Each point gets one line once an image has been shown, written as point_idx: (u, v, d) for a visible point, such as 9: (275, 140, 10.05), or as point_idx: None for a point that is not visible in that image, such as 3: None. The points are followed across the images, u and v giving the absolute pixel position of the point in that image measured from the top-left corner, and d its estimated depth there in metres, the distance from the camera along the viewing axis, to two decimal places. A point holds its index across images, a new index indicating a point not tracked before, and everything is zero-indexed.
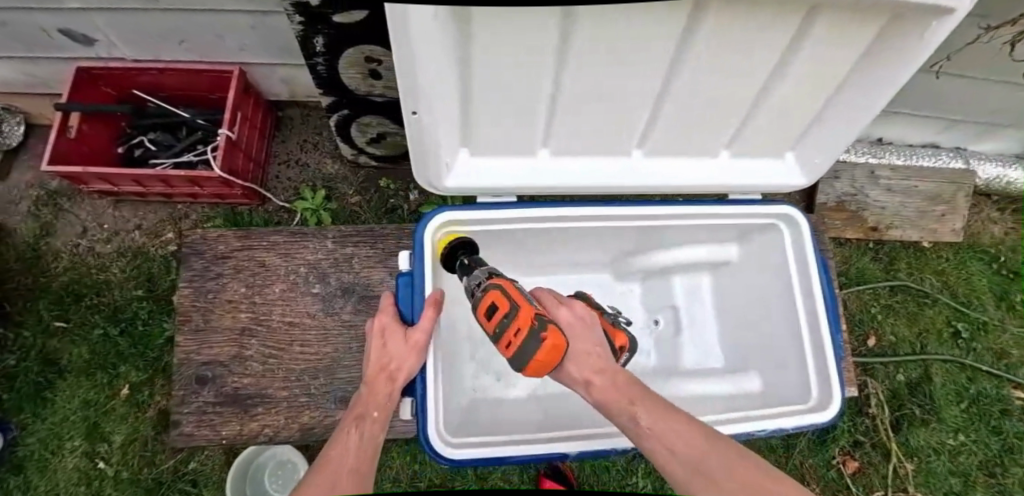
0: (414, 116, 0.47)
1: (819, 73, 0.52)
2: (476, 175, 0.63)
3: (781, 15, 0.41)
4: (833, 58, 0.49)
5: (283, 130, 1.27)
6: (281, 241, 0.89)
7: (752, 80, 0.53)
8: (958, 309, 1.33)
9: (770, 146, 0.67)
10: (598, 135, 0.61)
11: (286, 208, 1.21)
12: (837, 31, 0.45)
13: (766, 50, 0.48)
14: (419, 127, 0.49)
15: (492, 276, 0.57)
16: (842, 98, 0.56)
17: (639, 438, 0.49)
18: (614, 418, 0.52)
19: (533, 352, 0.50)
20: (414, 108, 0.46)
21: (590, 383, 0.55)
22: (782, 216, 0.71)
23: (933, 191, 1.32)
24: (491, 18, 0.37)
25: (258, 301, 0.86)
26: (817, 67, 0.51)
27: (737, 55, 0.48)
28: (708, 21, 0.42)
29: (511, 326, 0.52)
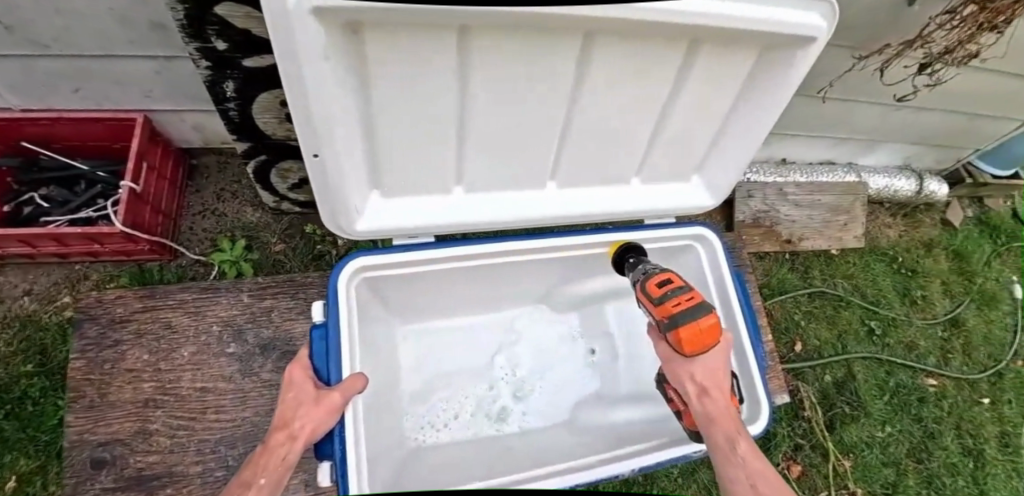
0: (315, 158, 0.45)
1: (711, 99, 0.57)
2: (390, 216, 0.60)
3: (659, 44, 0.47)
4: (717, 81, 0.55)
5: (196, 180, 1.20)
6: (190, 298, 0.82)
7: (654, 104, 0.56)
8: (869, 308, 1.45)
9: (677, 171, 0.70)
10: (518, 169, 0.61)
11: (201, 262, 1.13)
12: (716, 54, 0.50)
13: (663, 74, 0.52)
14: (322, 172, 0.47)
15: (663, 267, 0.62)
16: (735, 121, 0.62)
17: (727, 456, 0.50)
18: (713, 430, 0.53)
19: (688, 323, 0.55)
20: (315, 150, 0.44)
21: (702, 396, 0.56)
22: (697, 236, 0.75)
23: (833, 202, 1.46)
24: (383, 42, 0.37)
25: (164, 368, 0.78)
26: (709, 93, 0.56)
27: (638, 83, 0.52)
28: (596, 51, 0.45)
29: (676, 298, 0.57)
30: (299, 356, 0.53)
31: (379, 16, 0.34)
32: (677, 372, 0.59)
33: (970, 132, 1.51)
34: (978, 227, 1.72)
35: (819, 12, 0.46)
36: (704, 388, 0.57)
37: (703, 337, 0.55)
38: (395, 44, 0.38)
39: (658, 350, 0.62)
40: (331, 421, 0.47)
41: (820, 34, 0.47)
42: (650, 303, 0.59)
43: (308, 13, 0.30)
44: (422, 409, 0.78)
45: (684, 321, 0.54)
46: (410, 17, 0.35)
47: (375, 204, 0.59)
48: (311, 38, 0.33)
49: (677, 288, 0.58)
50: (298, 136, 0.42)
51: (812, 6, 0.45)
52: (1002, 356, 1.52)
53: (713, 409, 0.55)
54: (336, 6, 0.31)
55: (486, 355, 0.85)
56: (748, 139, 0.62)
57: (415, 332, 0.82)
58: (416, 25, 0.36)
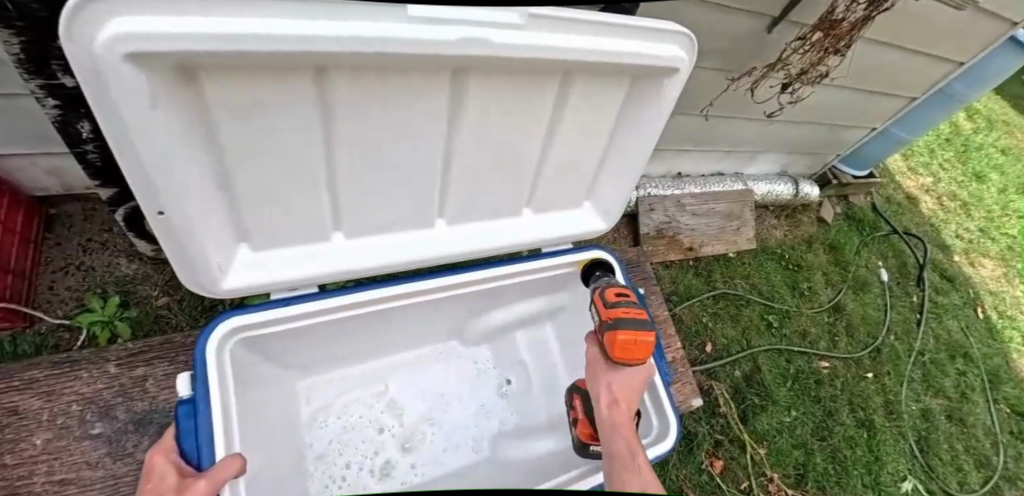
0: (161, 215, 0.42)
1: (591, 129, 0.61)
2: (263, 271, 0.57)
3: (536, 76, 0.50)
4: (595, 110, 0.58)
5: (57, 230, 1.05)
6: (42, 376, 0.71)
7: (534, 138, 0.59)
8: (766, 304, 1.60)
9: (568, 199, 0.73)
10: (406, 207, 0.60)
11: (67, 325, 0.98)
12: (587, 85, 0.54)
13: (534, 110, 0.54)
14: (171, 228, 0.44)
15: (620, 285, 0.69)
16: (616, 148, 0.66)
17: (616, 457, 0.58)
18: (610, 438, 0.60)
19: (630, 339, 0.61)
20: (159, 207, 0.41)
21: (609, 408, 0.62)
22: (595, 258, 0.78)
23: (725, 210, 1.61)
24: (223, 81, 0.36)
25: (10, 463, 0.66)
26: (587, 123, 0.60)
27: (515, 117, 0.54)
28: (469, 87, 0.47)
29: (626, 308, 0.64)
30: (161, 441, 0.48)
31: (211, 59, 0.33)
32: (606, 383, 0.64)
33: (827, 141, 1.75)
34: (847, 221, 1.99)
35: (679, 44, 0.52)
36: (615, 401, 0.62)
37: (638, 348, 0.61)
38: (240, 88, 0.37)
39: (589, 352, 0.68)
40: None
41: (679, 62, 0.53)
42: (605, 305, 0.65)
43: (122, 60, 0.28)
44: (319, 467, 0.73)
45: (627, 326, 0.61)
46: (248, 59, 0.34)
47: (243, 258, 0.55)
48: (131, 89, 0.31)
49: (630, 303, 0.66)
50: (135, 193, 0.39)
51: (673, 38, 0.52)
52: (878, 333, 1.75)
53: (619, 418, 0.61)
54: (156, 53, 0.29)
55: (371, 407, 0.80)
56: (632, 162, 0.67)
57: (315, 385, 0.77)
58: (258, 65, 0.35)
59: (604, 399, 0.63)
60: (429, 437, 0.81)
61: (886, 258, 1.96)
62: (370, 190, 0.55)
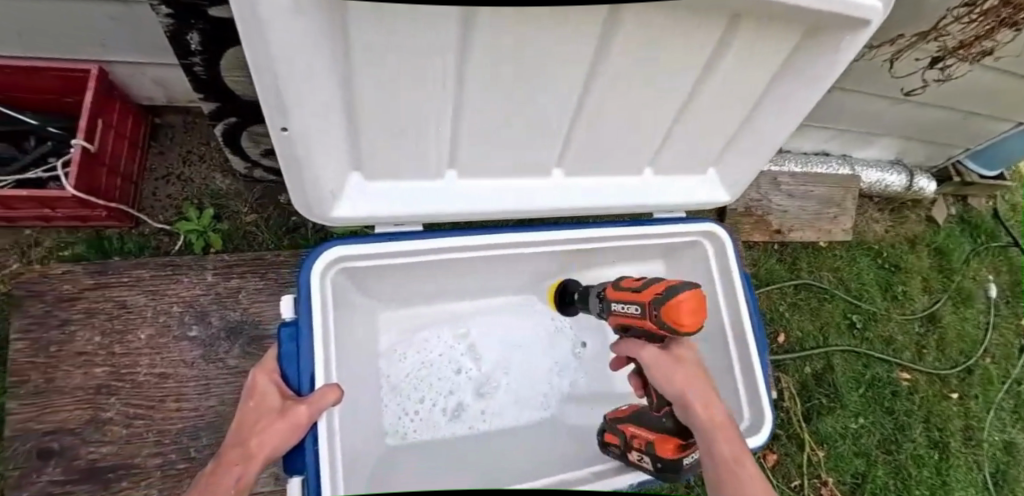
0: (284, 133, 0.39)
1: (742, 87, 0.52)
2: (371, 201, 0.55)
3: (709, 23, 0.41)
4: (755, 66, 0.49)
5: (161, 140, 1.09)
6: (147, 276, 0.75)
7: (677, 92, 0.51)
8: (852, 302, 1.45)
9: (695, 163, 0.67)
10: (521, 151, 0.56)
11: (167, 231, 1.04)
12: (760, 35, 0.44)
13: (685, 63, 0.46)
14: (291, 147, 0.41)
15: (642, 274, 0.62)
16: (761, 112, 0.57)
17: (722, 438, 0.51)
18: (699, 418, 0.53)
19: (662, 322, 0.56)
20: (284, 124, 0.38)
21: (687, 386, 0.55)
22: (705, 233, 0.72)
23: (824, 194, 1.43)
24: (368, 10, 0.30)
25: (119, 352, 0.72)
26: (739, 81, 0.51)
27: (662, 70, 0.47)
28: (627, 28, 0.39)
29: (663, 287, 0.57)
30: (266, 359, 0.51)
31: None
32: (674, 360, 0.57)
33: (964, 129, 1.50)
34: (961, 225, 1.74)
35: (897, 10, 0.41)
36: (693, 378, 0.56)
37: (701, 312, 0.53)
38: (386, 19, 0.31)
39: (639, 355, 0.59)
40: (285, 448, 0.44)
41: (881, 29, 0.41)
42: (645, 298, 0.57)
43: None
44: (392, 399, 0.74)
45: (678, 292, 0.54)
46: None
47: (355, 187, 0.54)
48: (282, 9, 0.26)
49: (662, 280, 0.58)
50: (264, 109, 0.36)
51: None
52: (973, 353, 1.56)
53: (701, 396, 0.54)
54: None
55: (452, 348, 0.79)
56: (774, 131, 0.58)
57: (392, 319, 0.76)
58: None
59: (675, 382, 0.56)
60: (501, 384, 0.80)
61: (999, 272, 1.72)
62: (488, 129, 0.51)
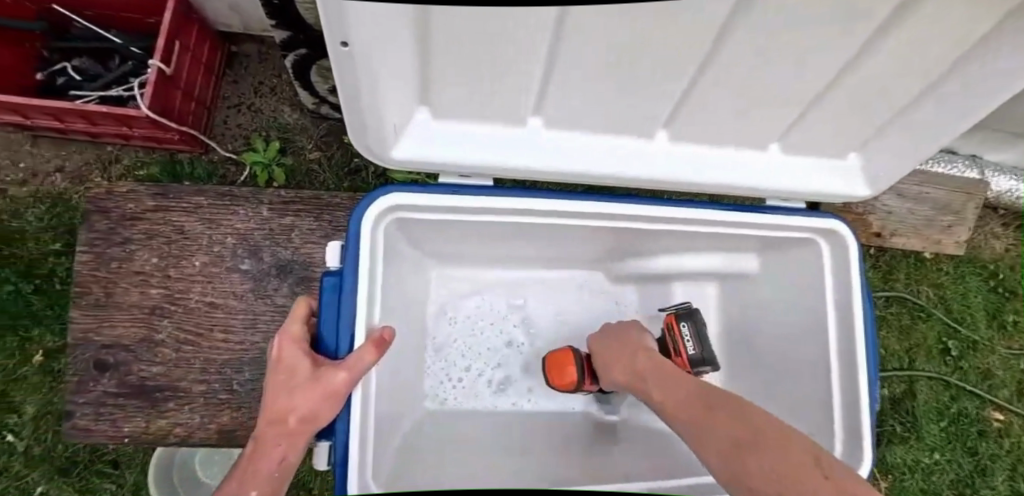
0: (342, 48, 0.31)
1: (919, 59, 0.39)
2: (439, 145, 0.49)
3: None
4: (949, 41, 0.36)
5: (235, 68, 1.07)
6: (205, 203, 0.74)
7: (830, 55, 0.40)
8: (951, 326, 1.26)
9: (828, 143, 0.56)
10: (618, 103, 0.47)
11: (234, 160, 1.04)
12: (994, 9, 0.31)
13: (853, 25, 0.35)
14: (348, 66, 0.33)
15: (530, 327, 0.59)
16: (928, 99, 0.44)
17: (764, 450, 0.37)
18: (721, 454, 0.39)
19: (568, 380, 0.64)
20: (345, 40, 0.30)
21: (691, 415, 0.44)
22: (824, 231, 0.61)
23: (943, 199, 1.21)
24: None
25: (174, 276, 0.72)
26: (920, 53, 0.38)
27: (820, 31, 0.36)
28: None
29: None
30: (297, 316, 0.46)
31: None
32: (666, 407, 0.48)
33: None
34: None
35: None
36: (697, 404, 0.44)
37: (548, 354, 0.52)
38: None
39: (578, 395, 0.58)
40: (330, 416, 0.43)
41: None
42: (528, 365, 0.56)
43: None
44: (436, 362, 0.70)
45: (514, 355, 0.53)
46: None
47: (422, 126, 0.48)
48: None
49: None
50: (323, 20, 0.27)
51: None
52: None
53: (720, 419, 0.42)
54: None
55: (506, 317, 0.74)
56: (934, 127, 0.46)
57: (449, 278, 0.72)
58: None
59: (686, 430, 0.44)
60: None
61: None
62: (582, 78, 0.42)
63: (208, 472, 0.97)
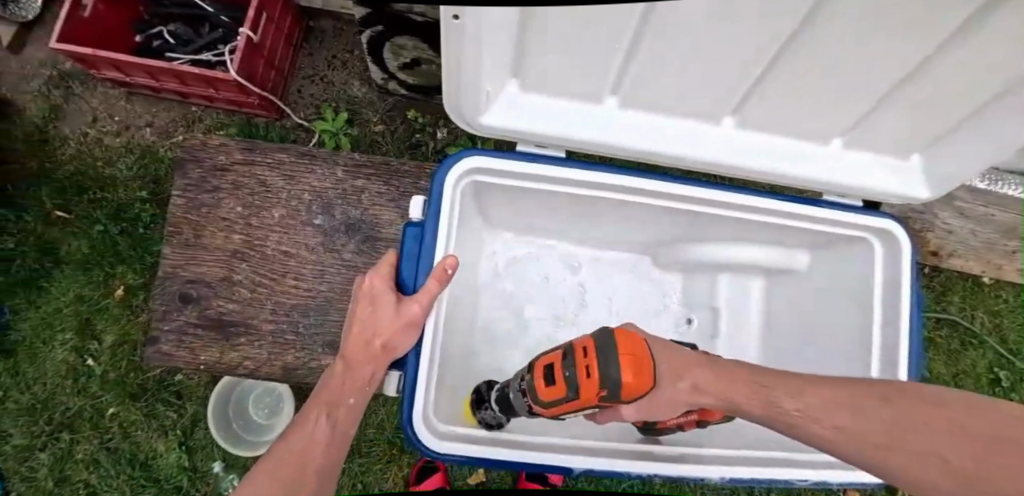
0: (454, 22, 0.34)
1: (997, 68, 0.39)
2: (518, 115, 0.53)
3: None
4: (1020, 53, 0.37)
5: (312, 42, 1.14)
6: (287, 160, 0.81)
7: (908, 55, 0.41)
8: (1004, 356, 1.21)
9: (894, 143, 0.56)
10: (689, 89, 0.49)
11: (305, 127, 1.11)
12: None
13: (930, 29, 0.37)
14: (456, 37, 0.37)
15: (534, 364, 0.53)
16: (995, 108, 0.44)
17: (945, 438, 0.39)
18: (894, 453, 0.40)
19: (619, 368, 0.45)
20: (458, 13, 0.33)
21: (833, 414, 0.43)
22: (880, 231, 0.62)
23: (1009, 222, 1.16)
24: None
25: (254, 225, 0.80)
26: (998, 62, 0.39)
27: (896, 31, 0.37)
28: None
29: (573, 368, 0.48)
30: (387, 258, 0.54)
31: None
32: (773, 404, 0.46)
33: None
34: None
35: None
36: (831, 404, 0.44)
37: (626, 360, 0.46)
38: None
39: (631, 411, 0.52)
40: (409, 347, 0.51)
41: None
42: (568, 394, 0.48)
43: None
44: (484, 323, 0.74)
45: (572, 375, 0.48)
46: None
47: (509, 96, 0.52)
48: None
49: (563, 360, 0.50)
50: None
51: None
52: None
53: (873, 416, 0.42)
54: None
55: (552, 292, 0.77)
56: (997, 137, 0.46)
57: (501, 247, 0.76)
58: None
59: (822, 434, 0.43)
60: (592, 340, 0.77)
61: None
62: (656, 63, 0.45)
63: (263, 414, 1.05)
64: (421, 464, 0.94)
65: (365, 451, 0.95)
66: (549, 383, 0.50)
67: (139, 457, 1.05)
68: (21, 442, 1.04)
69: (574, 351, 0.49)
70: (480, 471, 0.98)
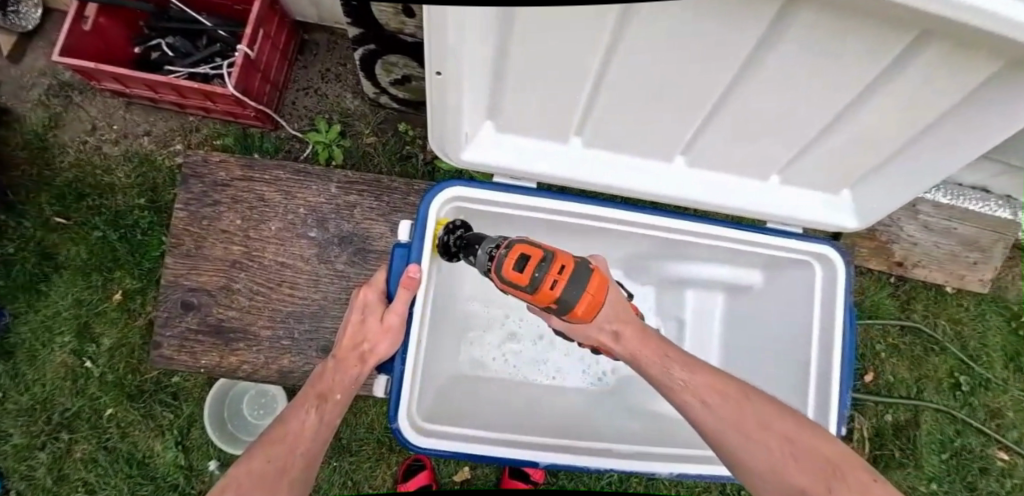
0: (437, 76, 0.41)
1: (900, 121, 0.47)
2: (496, 151, 0.58)
3: (869, 49, 0.37)
4: (914, 106, 0.44)
5: (306, 56, 1.19)
6: (283, 177, 0.86)
7: (830, 105, 0.47)
8: (965, 362, 1.27)
9: (829, 181, 0.62)
10: (642, 135, 0.56)
11: (298, 138, 1.16)
12: (934, 80, 0.39)
13: (841, 85, 0.43)
14: (439, 88, 0.43)
15: (511, 241, 0.52)
16: (909, 151, 0.51)
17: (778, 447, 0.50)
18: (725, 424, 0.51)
19: (577, 299, 0.50)
20: (440, 68, 0.40)
21: (713, 399, 0.53)
22: (820, 256, 0.67)
23: (970, 235, 1.23)
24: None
25: (253, 237, 0.84)
26: (899, 115, 0.46)
27: (815, 84, 0.43)
28: (788, 34, 0.36)
29: (546, 278, 0.49)
30: (375, 277, 0.60)
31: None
32: (667, 369, 0.56)
33: None
34: None
35: None
36: (711, 388, 0.54)
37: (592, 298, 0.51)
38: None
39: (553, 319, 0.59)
40: (394, 351, 0.58)
41: None
42: (523, 291, 0.51)
43: None
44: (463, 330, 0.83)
45: (543, 285, 0.49)
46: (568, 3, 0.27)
47: (487, 135, 0.57)
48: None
49: (541, 263, 0.50)
50: (427, 52, 0.37)
51: None
52: None
53: (746, 414, 0.52)
54: None
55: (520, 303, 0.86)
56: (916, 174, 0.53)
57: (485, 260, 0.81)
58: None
59: (690, 403, 0.54)
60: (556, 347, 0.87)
61: None
62: (614, 112, 0.51)
63: (257, 414, 1.09)
64: (408, 462, 0.99)
65: (355, 450, 1.00)
66: (517, 268, 0.50)
67: (137, 455, 1.09)
68: (20, 441, 1.08)
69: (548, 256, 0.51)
70: (466, 468, 1.03)
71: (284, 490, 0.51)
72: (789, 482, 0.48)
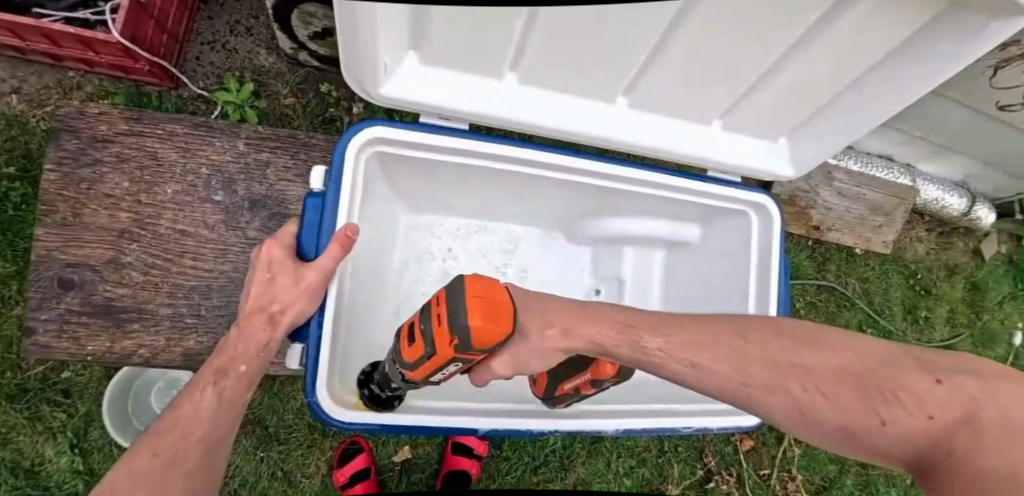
0: None
1: (850, 48, 0.46)
2: (423, 87, 0.53)
3: None
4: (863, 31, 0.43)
5: (210, 4, 1.04)
6: (180, 131, 0.75)
7: (780, 35, 0.45)
8: (871, 316, 1.40)
9: (767, 124, 0.64)
10: (583, 71, 0.52)
11: (205, 98, 1.02)
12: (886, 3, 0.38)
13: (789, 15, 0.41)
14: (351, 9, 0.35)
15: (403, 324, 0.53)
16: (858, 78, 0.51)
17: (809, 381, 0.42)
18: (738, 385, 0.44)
19: (466, 312, 0.43)
20: None
21: (709, 359, 0.45)
22: (756, 205, 0.70)
23: (878, 201, 1.33)
24: None
25: (145, 202, 0.73)
26: (850, 42, 0.45)
27: (769, 12, 0.40)
28: None
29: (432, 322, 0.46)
30: (283, 231, 0.54)
31: None
32: (638, 340, 0.48)
33: None
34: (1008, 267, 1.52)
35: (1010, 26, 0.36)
36: (705, 348, 0.46)
37: (487, 301, 0.44)
38: None
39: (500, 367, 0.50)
40: (310, 312, 0.52)
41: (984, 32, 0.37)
42: (426, 352, 0.47)
43: None
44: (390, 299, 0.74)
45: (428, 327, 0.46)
46: None
47: (410, 69, 0.52)
48: None
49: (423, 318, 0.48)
50: None
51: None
52: None
53: (752, 364, 0.44)
54: None
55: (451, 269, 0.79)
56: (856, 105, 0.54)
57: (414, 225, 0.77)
58: None
59: (683, 372, 0.46)
60: None
61: None
62: (555, 43, 0.47)
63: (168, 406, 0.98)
64: (344, 444, 0.93)
65: (284, 436, 0.92)
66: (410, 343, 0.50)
67: (23, 464, 0.94)
68: None
69: (430, 306, 0.49)
70: (407, 446, 0.99)
71: (177, 483, 0.44)
72: (826, 420, 0.42)
